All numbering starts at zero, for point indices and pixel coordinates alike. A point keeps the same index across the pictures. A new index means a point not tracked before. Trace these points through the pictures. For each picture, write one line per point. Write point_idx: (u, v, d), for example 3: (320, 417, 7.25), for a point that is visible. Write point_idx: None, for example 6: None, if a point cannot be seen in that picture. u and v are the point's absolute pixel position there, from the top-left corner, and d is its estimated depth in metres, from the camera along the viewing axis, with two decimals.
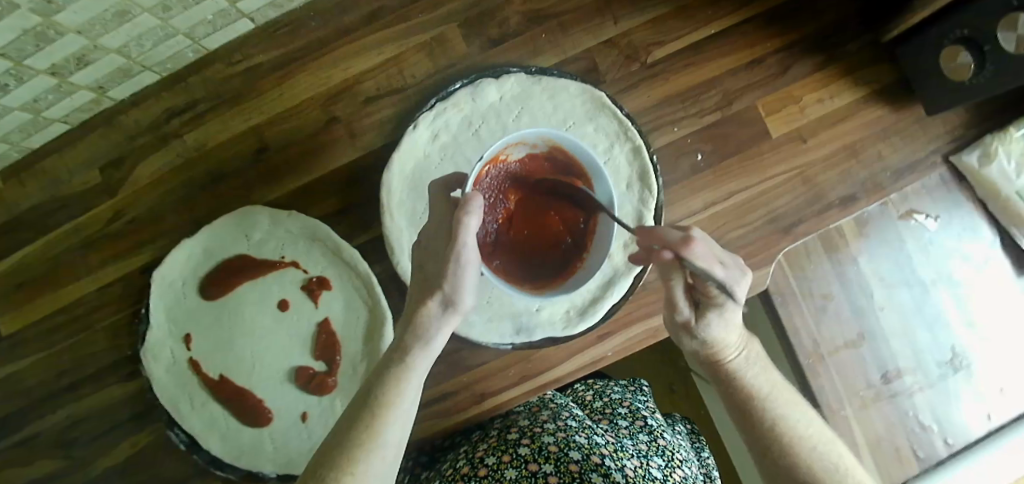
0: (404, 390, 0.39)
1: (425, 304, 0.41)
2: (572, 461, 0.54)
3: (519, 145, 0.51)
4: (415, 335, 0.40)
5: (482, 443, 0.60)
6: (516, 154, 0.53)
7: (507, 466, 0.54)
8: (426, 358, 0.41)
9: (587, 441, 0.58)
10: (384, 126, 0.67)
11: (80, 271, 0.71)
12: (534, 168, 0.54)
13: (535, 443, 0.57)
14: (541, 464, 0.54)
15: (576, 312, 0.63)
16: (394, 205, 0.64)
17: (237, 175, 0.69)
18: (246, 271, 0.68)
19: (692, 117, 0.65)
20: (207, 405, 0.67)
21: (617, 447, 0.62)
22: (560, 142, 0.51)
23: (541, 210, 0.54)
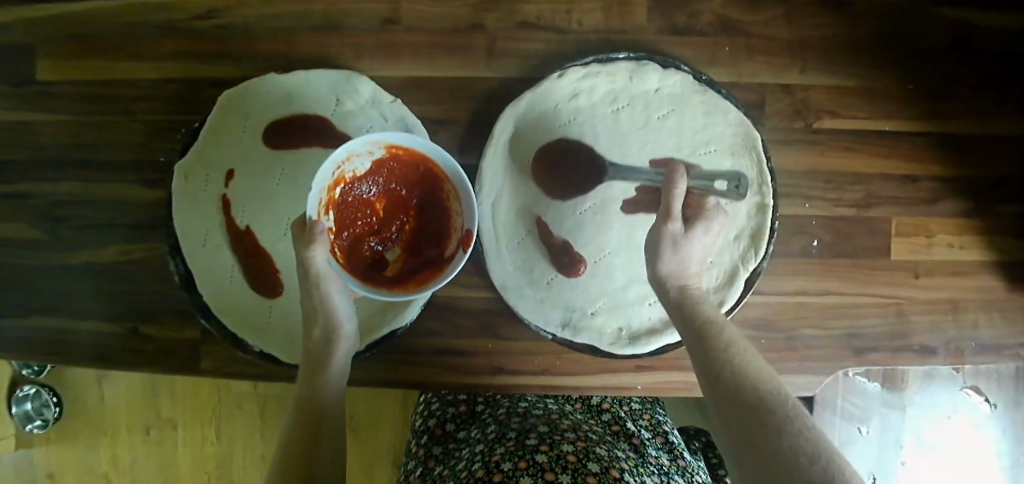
0: (329, 385, 0.50)
1: (312, 332, 0.52)
2: (590, 473, 0.51)
3: (357, 156, 0.50)
4: (318, 356, 0.51)
5: (498, 446, 0.57)
6: (361, 166, 0.51)
7: (523, 474, 0.50)
8: (340, 367, 0.52)
9: (606, 454, 0.56)
10: (526, 58, 0.61)
11: (144, 52, 0.64)
12: (387, 174, 0.52)
13: (553, 452, 0.54)
14: (558, 474, 0.50)
15: (627, 334, 0.60)
16: (501, 143, 0.59)
17: (353, 35, 0.62)
18: (318, 136, 0.61)
19: (827, 201, 0.61)
20: (219, 250, 0.62)
21: (638, 463, 0.61)
22: (393, 142, 0.50)
23: (409, 216, 0.52)
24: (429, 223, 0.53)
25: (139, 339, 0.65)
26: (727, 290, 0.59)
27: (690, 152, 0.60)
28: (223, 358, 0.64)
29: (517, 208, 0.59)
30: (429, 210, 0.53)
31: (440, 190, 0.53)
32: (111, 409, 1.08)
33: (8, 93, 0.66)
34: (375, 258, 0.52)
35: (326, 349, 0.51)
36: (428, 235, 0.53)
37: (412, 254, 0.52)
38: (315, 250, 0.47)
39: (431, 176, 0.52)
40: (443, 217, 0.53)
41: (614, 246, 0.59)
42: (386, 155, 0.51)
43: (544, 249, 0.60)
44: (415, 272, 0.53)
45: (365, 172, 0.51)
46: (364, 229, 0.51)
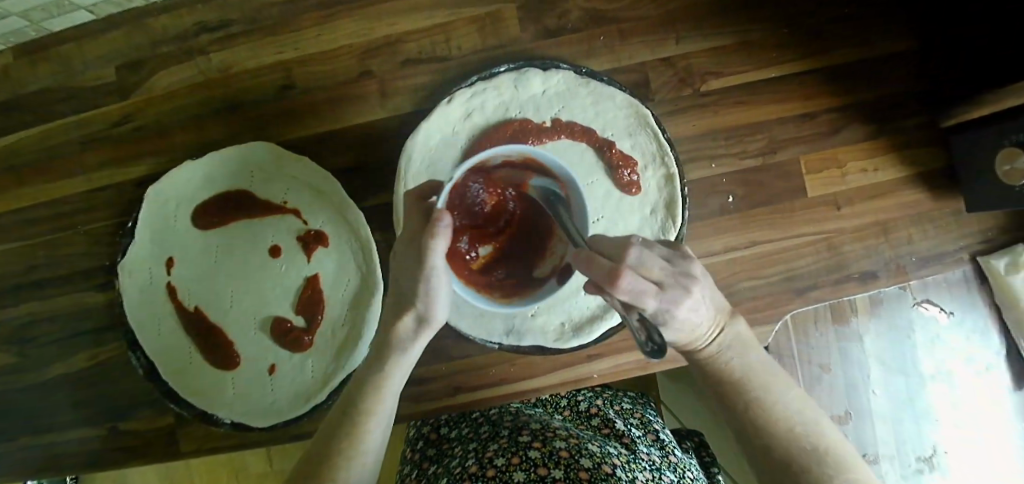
0: (388, 391, 0.42)
1: (402, 319, 0.41)
2: (583, 468, 0.48)
3: (492, 155, 0.40)
4: (402, 345, 0.42)
5: (493, 443, 0.55)
6: (490, 160, 0.41)
7: (517, 469, 0.48)
8: (410, 358, 0.43)
9: (598, 450, 0.54)
10: (417, 91, 0.64)
11: (76, 168, 0.70)
12: (512, 177, 0.43)
13: (546, 448, 0.51)
14: (550, 469, 0.48)
15: (570, 327, 0.61)
16: (410, 175, 0.61)
17: (255, 108, 0.66)
18: (244, 209, 0.65)
19: (732, 157, 0.63)
20: (174, 335, 0.65)
21: (629, 459, 0.58)
22: (536, 155, 0.39)
23: (511, 229, 0.45)
24: (525, 250, 0.44)
25: (122, 435, 0.69)
26: None
27: (589, 142, 0.62)
28: (200, 438, 0.67)
29: None
30: (529, 238, 0.44)
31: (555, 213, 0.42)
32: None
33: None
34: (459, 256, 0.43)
35: (411, 341, 0.41)
36: (520, 257, 0.44)
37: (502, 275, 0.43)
38: (436, 243, 0.35)
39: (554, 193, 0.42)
40: (540, 243, 0.43)
41: None
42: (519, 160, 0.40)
43: None
44: (496, 284, 0.44)
45: (489, 167, 0.42)
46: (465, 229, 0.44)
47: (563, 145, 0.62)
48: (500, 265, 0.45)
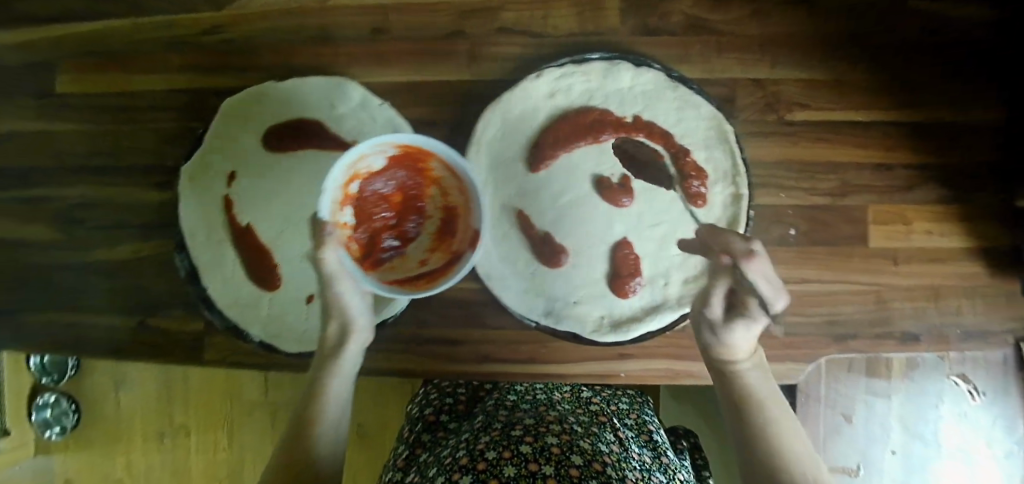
0: (333, 389, 0.47)
1: (328, 326, 0.49)
2: (573, 465, 0.44)
3: (371, 155, 0.52)
4: (333, 351, 0.49)
5: (484, 434, 0.52)
6: (376, 163, 0.53)
7: (506, 463, 0.45)
8: (347, 366, 0.49)
9: (593, 446, 0.50)
10: (505, 61, 0.64)
11: (159, 66, 0.71)
12: (406, 171, 0.56)
13: (538, 442, 0.48)
14: (541, 464, 0.44)
15: (609, 322, 0.62)
16: (484, 142, 0.62)
17: (344, 45, 0.67)
18: (313, 139, 0.65)
19: (802, 191, 0.62)
20: (222, 247, 0.66)
21: (624, 456, 0.54)
22: (411, 142, 0.53)
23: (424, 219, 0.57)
24: (443, 230, 0.57)
25: (148, 331, 0.71)
26: (704, 278, 0.61)
27: (665, 146, 0.62)
28: (224, 350, 0.68)
29: (499, 202, 0.63)
30: (445, 220, 0.57)
31: (454, 187, 0.56)
32: (152, 396, 1.31)
33: (42, 105, 0.75)
34: (389, 254, 0.56)
35: (341, 341, 0.49)
36: (444, 235, 0.57)
37: (430, 253, 0.56)
38: (327, 249, 0.45)
39: (447, 176, 0.56)
40: (455, 223, 0.57)
41: (594, 238, 0.62)
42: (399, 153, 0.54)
43: (526, 241, 0.63)
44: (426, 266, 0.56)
45: (377, 169, 0.54)
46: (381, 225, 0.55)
47: (639, 143, 0.62)
48: (427, 248, 0.57)
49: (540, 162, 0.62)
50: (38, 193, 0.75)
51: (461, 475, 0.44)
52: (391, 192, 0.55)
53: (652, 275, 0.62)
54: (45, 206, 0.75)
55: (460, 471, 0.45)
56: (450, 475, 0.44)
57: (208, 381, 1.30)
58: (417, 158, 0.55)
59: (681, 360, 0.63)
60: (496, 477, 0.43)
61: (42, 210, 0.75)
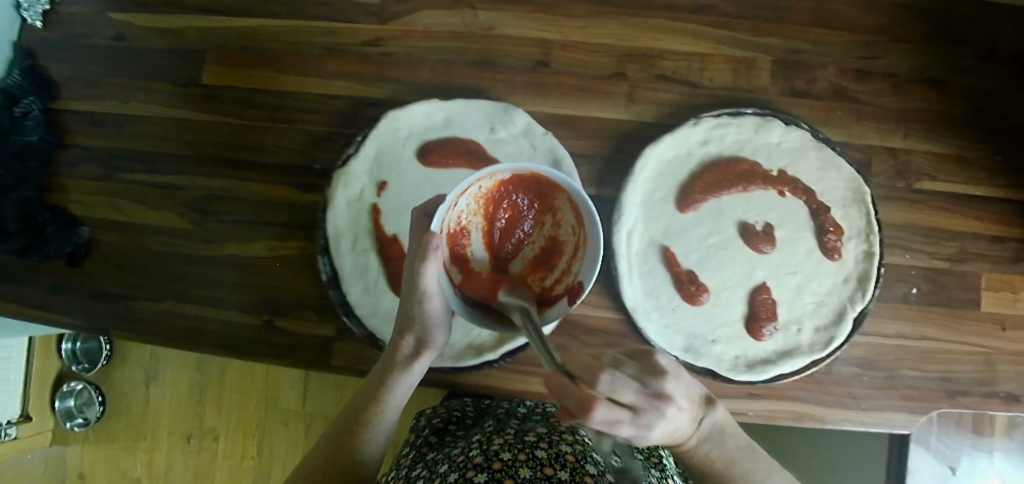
0: (393, 396, 0.51)
1: (403, 337, 0.50)
2: (588, 472, 0.48)
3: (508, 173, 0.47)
4: (404, 360, 0.51)
5: (497, 438, 0.54)
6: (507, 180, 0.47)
7: (522, 465, 0.47)
8: (412, 376, 0.52)
9: (603, 456, 0.52)
10: (661, 106, 0.68)
11: (312, 70, 0.73)
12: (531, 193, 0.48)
13: (552, 449, 0.51)
14: (556, 470, 0.47)
15: (743, 362, 0.65)
16: (639, 180, 0.66)
17: (505, 72, 0.70)
18: (469, 159, 0.67)
19: (926, 253, 0.67)
20: (366, 254, 0.68)
21: (637, 464, 0.57)
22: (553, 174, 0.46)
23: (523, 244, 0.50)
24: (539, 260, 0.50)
25: (274, 330, 0.72)
26: (835, 328, 0.65)
27: (807, 200, 0.66)
28: (352, 356, 0.70)
29: (647, 238, 0.66)
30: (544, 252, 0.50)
31: (572, 223, 0.49)
32: (184, 392, 1.26)
33: (185, 94, 0.77)
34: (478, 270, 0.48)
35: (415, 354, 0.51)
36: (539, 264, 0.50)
37: (524, 283, 0.48)
38: (429, 268, 0.42)
39: (573, 208, 0.48)
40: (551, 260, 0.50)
41: (736, 280, 0.66)
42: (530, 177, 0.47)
43: (670, 277, 0.66)
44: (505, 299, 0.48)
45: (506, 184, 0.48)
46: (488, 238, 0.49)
47: (783, 196, 0.66)
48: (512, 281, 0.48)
49: (689, 203, 0.66)
50: (169, 180, 0.77)
51: (477, 474, 0.47)
52: (504, 205, 0.49)
53: (786, 321, 0.66)
54: (177, 194, 0.77)
55: (474, 469, 0.47)
56: (465, 473, 0.47)
57: (244, 376, 1.25)
58: (548, 182, 0.47)
59: (804, 403, 0.66)
60: (512, 477, 0.46)
61: (172, 197, 0.77)
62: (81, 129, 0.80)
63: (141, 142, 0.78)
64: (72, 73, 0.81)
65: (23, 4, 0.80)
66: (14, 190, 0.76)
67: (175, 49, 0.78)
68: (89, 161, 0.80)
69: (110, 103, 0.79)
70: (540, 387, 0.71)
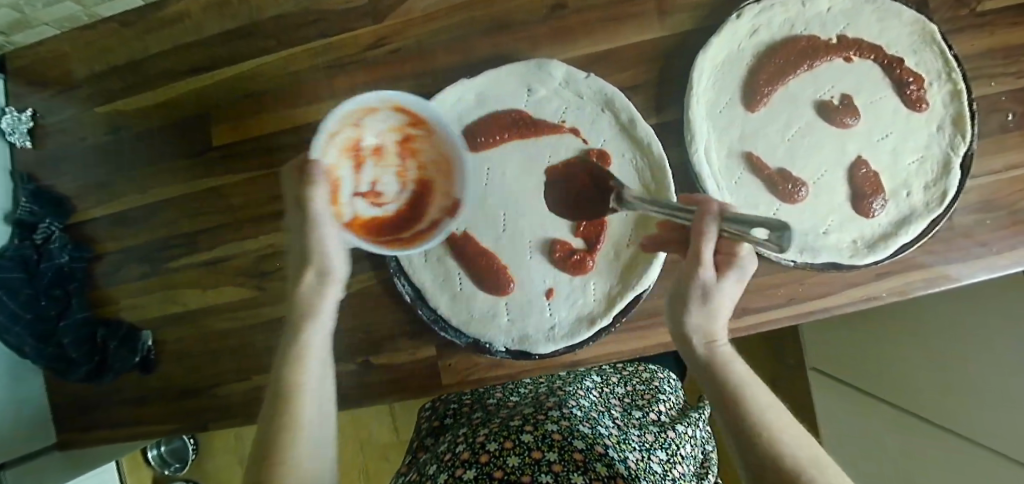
0: (315, 342, 0.43)
1: (303, 274, 0.43)
2: (576, 449, 0.53)
3: (371, 120, 0.49)
4: (309, 305, 0.43)
5: (483, 428, 0.60)
6: (370, 125, 0.49)
7: (510, 453, 0.52)
8: (327, 319, 0.44)
9: (590, 431, 0.60)
10: (697, 10, 0.63)
11: (325, 93, 0.69)
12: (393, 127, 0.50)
13: (537, 431, 0.56)
14: (544, 452, 0.52)
15: (863, 244, 0.61)
16: (699, 92, 0.61)
17: (524, 28, 0.65)
18: (517, 128, 0.63)
19: (1014, 75, 0.63)
20: (443, 260, 0.64)
21: (620, 439, 0.64)
22: (406, 104, 0.49)
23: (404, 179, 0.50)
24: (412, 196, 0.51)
25: (375, 371, 0.67)
26: (946, 179, 0.61)
27: (876, 58, 0.62)
28: (462, 370, 0.66)
29: (725, 149, 0.62)
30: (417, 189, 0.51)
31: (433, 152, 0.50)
32: None
33: (202, 163, 0.73)
34: (358, 207, 0.49)
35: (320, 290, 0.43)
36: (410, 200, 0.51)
37: (393, 221, 0.50)
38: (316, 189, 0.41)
39: (430, 146, 0.50)
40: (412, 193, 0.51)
41: (832, 162, 0.62)
42: (390, 115, 0.49)
43: (762, 182, 0.61)
44: (389, 228, 0.50)
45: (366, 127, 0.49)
46: (343, 192, 0.48)
47: (850, 62, 0.62)
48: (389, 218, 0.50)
49: (757, 100, 0.61)
50: (212, 255, 0.73)
51: (465, 470, 0.51)
52: (365, 161, 0.49)
53: (892, 188, 0.62)
54: (225, 267, 0.73)
55: (463, 467, 0.52)
56: (454, 471, 0.52)
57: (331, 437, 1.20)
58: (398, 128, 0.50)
59: (938, 266, 0.62)
60: (501, 468, 0.49)
61: (220, 272, 0.73)
62: (105, 235, 0.77)
63: (174, 227, 0.74)
64: (81, 181, 0.77)
65: (7, 128, 0.76)
66: (62, 317, 0.73)
67: (175, 121, 0.74)
68: (124, 263, 0.76)
69: (130, 198, 0.76)
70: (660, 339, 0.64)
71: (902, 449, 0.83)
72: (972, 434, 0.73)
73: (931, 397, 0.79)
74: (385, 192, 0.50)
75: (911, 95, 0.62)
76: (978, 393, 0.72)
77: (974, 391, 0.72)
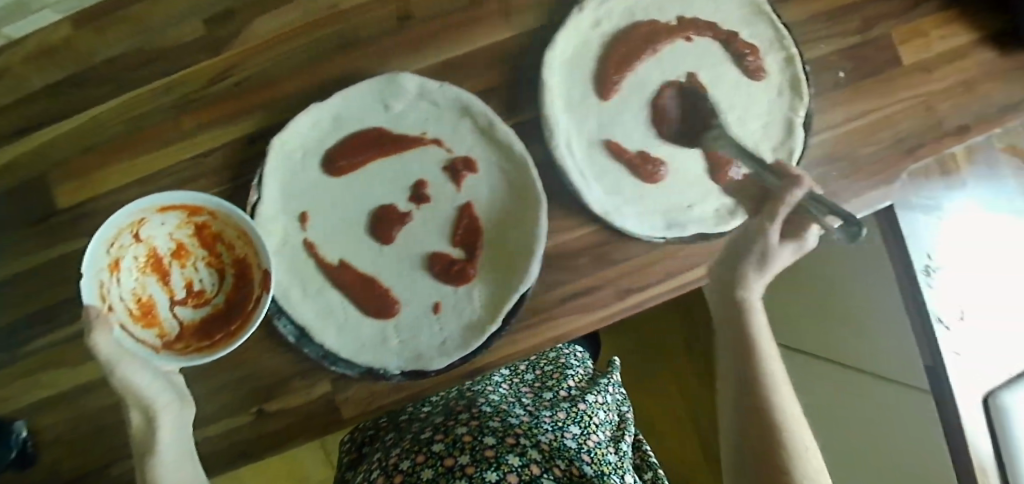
0: (164, 453, 0.48)
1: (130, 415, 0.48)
2: (487, 447, 0.61)
3: (149, 224, 0.57)
4: (145, 442, 0.48)
5: (396, 449, 0.66)
6: (150, 231, 0.57)
7: (423, 467, 0.60)
8: (173, 435, 0.50)
9: (500, 424, 0.67)
10: (539, 7, 0.64)
11: (170, 136, 0.64)
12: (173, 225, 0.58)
13: (448, 438, 0.64)
14: (456, 458, 0.60)
15: (726, 211, 0.65)
16: (553, 85, 0.61)
17: (373, 43, 0.63)
18: (379, 147, 0.62)
19: (837, 36, 0.68)
20: (324, 292, 0.61)
21: (531, 425, 0.69)
22: (168, 201, 0.55)
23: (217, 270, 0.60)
24: (233, 286, 0.60)
25: (271, 419, 0.64)
26: (790, 139, 0.65)
27: (714, 35, 0.65)
28: (362, 399, 0.64)
29: (586, 139, 0.63)
30: (234, 279, 0.60)
31: (234, 238, 0.58)
32: None
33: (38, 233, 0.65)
34: (182, 307, 0.59)
35: (152, 425, 0.48)
36: (242, 288, 0.59)
37: (246, 312, 0.58)
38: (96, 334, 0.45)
39: (224, 229, 0.58)
40: (238, 286, 0.60)
41: (686, 139, 0.64)
42: (164, 214, 0.57)
43: (625, 168, 0.64)
44: (215, 323, 0.59)
45: (152, 234, 0.57)
46: (160, 309, 0.58)
47: (691, 40, 0.64)
48: (227, 309, 0.59)
49: (609, 88, 0.63)
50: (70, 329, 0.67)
51: None
52: (170, 266, 0.59)
53: None
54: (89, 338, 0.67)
55: None
56: None
57: None
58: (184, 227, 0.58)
59: None
60: None
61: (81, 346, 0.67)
62: None
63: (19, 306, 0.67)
64: None
65: None
66: None
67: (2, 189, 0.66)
68: None
69: None
70: (553, 332, 0.65)
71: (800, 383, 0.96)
72: (865, 364, 0.82)
73: (830, 338, 0.88)
74: (205, 289, 0.60)
75: (750, 65, 0.65)
76: (870, 320, 0.80)
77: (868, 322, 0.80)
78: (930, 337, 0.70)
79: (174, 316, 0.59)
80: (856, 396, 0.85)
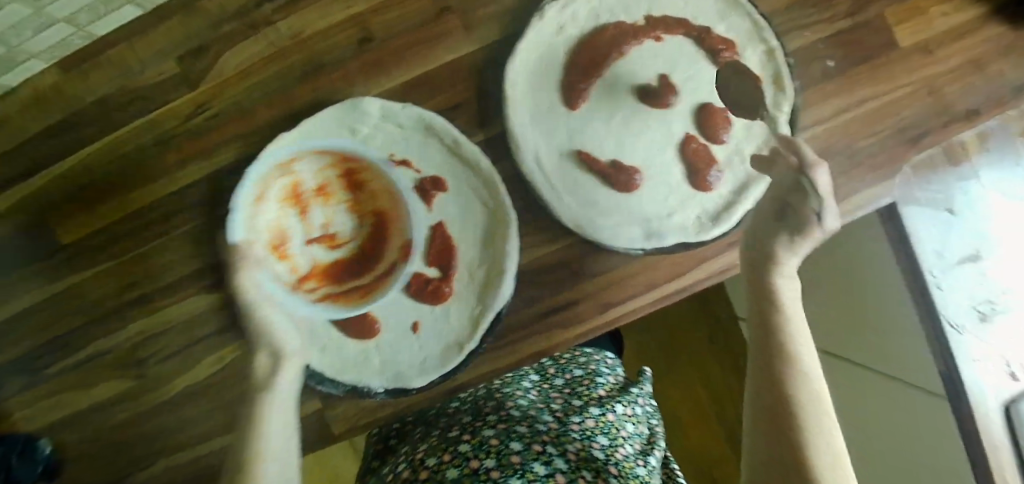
0: (276, 406, 0.46)
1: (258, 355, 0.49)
2: (513, 452, 0.54)
3: (301, 161, 0.60)
4: (265, 381, 0.47)
5: (423, 445, 0.63)
6: (301, 169, 0.60)
7: (448, 466, 0.55)
8: (288, 388, 0.48)
9: (528, 429, 0.59)
10: (501, 19, 0.63)
11: (156, 172, 0.67)
12: (321, 164, 0.61)
13: (475, 439, 0.59)
14: (482, 460, 0.54)
15: (707, 218, 0.62)
16: (518, 98, 0.60)
17: (339, 67, 0.63)
18: (348, 170, 0.62)
19: (825, 22, 0.63)
20: None
21: (560, 432, 0.61)
22: (325, 145, 0.60)
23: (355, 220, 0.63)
24: (369, 238, 0.62)
25: None
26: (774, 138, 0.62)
27: (686, 32, 0.62)
28: (351, 416, 0.67)
29: (556, 151, 0.61)
30: (370, 231, 0.62)
31: (385, 191, 0.62)
32: None
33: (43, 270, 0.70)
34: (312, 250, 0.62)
35: (275, 368, 0.48)
36: (375, 243, 0.62)
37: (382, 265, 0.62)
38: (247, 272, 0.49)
39: (374, 182, 0.62)
40: (370, 239, 0.62)
41: (661, 143, 0.62)
42: (317, 153, 0.60)
43: (598, 179, 0.62)
44: (348, 275, 0.62)
45: (300, 171, 0.60)
46: (292, 244, 0.61)
47: (661, 40, 0.61)
48: (357, 262, 0.62)
49: (577, 98, 0.61)
50: (79, 357, 0.71)
51: None
52: (310, 205, 0.61)
53: (725, 159, 0.63)
54: (96, 366, 0.71)
55: None
56: None
57: None
58: (330, 170, 0.61)
59: None
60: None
61: (91, 373, 0.71)
62: None
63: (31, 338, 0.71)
64: None
65: None
66: None
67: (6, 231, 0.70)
68: None
69: None
70: (535, 346, 0.65)
71: (838, 383, 0.90)
72: (894, 370, 0.76)
73: (860, 343, 0.82)
74: (340, 232, 0.62)
75: (728, 61, 0.62)
76: (894, 328, 0.74)
77: (893, 330, 0.74)
78: (941, 342, 0.62)
79: (305, 254, 0.61)
80: (893, 403, 0.78)
